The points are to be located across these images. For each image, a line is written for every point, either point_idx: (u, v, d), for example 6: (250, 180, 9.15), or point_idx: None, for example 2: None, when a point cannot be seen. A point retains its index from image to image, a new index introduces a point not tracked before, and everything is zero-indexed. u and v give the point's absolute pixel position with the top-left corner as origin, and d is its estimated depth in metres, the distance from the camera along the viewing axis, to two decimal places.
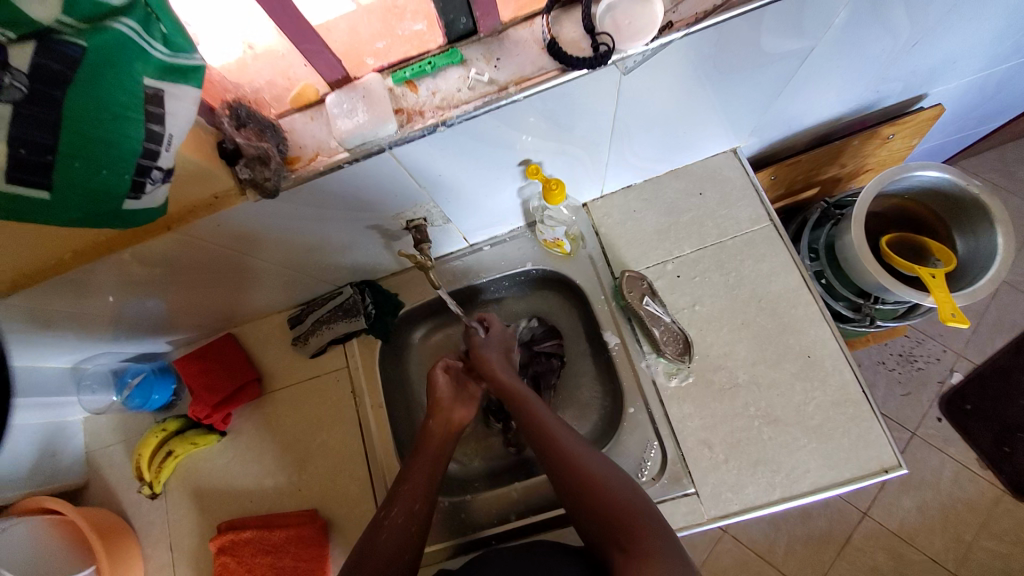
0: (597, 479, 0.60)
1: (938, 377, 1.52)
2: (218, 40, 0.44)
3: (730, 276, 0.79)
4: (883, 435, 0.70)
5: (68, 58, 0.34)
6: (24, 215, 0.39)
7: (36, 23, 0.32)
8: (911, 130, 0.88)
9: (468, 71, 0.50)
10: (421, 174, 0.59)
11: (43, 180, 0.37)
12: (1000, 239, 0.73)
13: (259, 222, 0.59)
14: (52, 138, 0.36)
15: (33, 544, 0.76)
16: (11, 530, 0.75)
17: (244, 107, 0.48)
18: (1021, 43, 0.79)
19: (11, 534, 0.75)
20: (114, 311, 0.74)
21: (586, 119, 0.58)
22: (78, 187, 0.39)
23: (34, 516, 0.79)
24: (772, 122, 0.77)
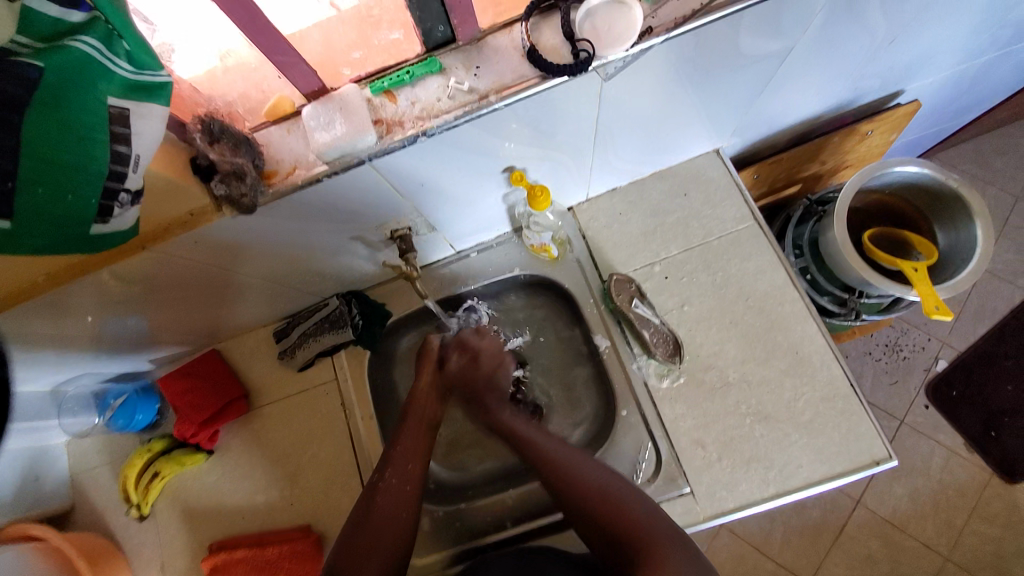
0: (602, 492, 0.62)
1: (924, 365, 1.55)
2: (193, 52, 0.44)
3: (718, 276, 0.79)
4: (872, 428, 0.71)
5: (27, 79, 0.33)
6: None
7: None
8: (889, 126, 0.89)
9: (447, 79, 0.49)
10: (404, 183, 0.58)
11: (4, 210, 0.35)
12: (979, 231, 0.74)
13: (238, 237, 0.57)
14: (12, 164, 0.34)
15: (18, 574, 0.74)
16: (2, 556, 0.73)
17: (216, 121, 0.46)
18: (994, 39, 0.80)
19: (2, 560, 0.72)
20: (93, 331, 0.72)
21: (568, 124, 0.57)
22: (42, 215, 0.37)
23: (19, 544, 0.77)
24: (754, 121, 0.78)
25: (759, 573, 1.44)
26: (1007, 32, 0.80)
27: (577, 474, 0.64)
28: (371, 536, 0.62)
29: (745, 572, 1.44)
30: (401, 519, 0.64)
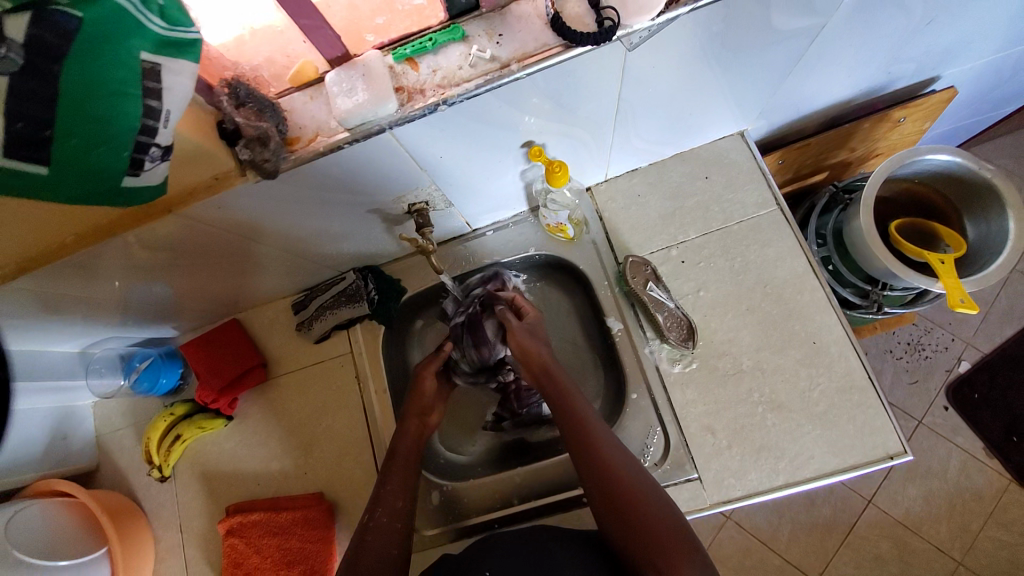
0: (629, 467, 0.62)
1: (946, 366, 1.52)
2: (221, 23, 0.42)
3: (736, 262, 0.78)
4: (889, 422, 0.70)
5: (63, 29, 0.33)
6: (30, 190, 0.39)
7: None
8: (924, 113, 0.87)
9: (470, 47, 0.49)
10: (422, 156, 0.58)
11: (42, 154, 0.37)
12: (1013, 223, 0.71)
13: (259, 209, 0.59)
14: (49, 112, 0.35)
15: (46, 522, 0.77)
16: (26, 510, 0.76)
17: (243, 86, 0.47)
18: None
19: (27, 514, 0.76)
20: (121, 297, 0.74)
21: (590, 100, 0.57)
22: (76, 162, 0.38)
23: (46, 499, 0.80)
24: (781, 104, 0.76)
25: (765, 567, 1.44)
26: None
27: (605, 449, 0.62)
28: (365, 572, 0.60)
29: (752, 566, 1.44)
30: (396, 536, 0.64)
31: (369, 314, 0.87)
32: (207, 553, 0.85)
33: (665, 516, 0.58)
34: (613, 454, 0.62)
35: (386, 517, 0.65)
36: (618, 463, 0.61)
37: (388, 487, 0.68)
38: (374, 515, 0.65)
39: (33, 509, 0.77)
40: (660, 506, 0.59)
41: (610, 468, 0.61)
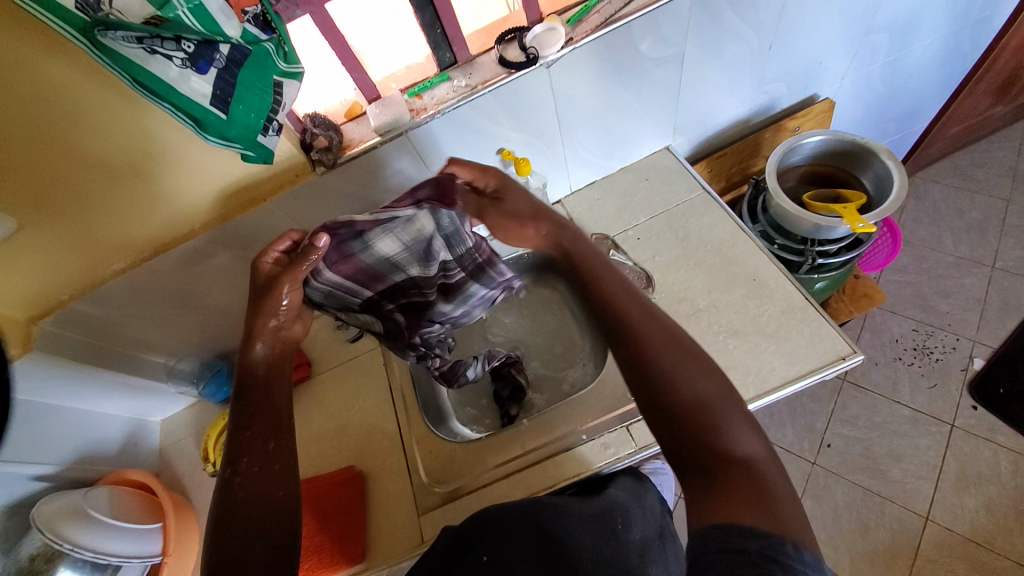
0: (690, 366, 0.59)
1: (960, 366, 1.51)
2: (314, 94, 0.78)
3: (680, 232, 0.98)
4: (832, 330, 0.81)
5: (242, 52, 0.57)
6: (200, 128, 0.59)
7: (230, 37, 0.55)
8: (813, 121, 1.13)
9: (453, 83, 0.80)
10: (429, 160, 0.86)
11: (223, 110, 0.58)
12: (890, 164, 0.92)
13: (320, 202, 0.86)
14: (229, 87, 0.57)
15: (112, 502, 0.87)
16: (98, 492, 0.87)
17: (316, 116, 0.78)
18: (875, 43, 1.05)
19: (97, 494, 0.86)
20: (209, 302, 0.98)
21: (536, 112, 0.86)
22: (238, 122, 0.60)
23: (116, 488, 0.90)
24: (689, 120, 1.04)
25: None
26: (882, 38, 1.05)
27: (658, 350, 0.60)
28: (239, 523, 0.57)
29: None
30: (277, 497, 0.60)
31: None
32: None
33: (713, 415, 0.55)
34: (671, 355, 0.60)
35: (257, 466, 0.61)
36: (677, 364, 0.59)
37: (250, 432, 0.63)
38: (240, 467, 0.61)
39: (103, 491, 0.88)
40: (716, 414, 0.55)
41: (681, 381, 0.57)
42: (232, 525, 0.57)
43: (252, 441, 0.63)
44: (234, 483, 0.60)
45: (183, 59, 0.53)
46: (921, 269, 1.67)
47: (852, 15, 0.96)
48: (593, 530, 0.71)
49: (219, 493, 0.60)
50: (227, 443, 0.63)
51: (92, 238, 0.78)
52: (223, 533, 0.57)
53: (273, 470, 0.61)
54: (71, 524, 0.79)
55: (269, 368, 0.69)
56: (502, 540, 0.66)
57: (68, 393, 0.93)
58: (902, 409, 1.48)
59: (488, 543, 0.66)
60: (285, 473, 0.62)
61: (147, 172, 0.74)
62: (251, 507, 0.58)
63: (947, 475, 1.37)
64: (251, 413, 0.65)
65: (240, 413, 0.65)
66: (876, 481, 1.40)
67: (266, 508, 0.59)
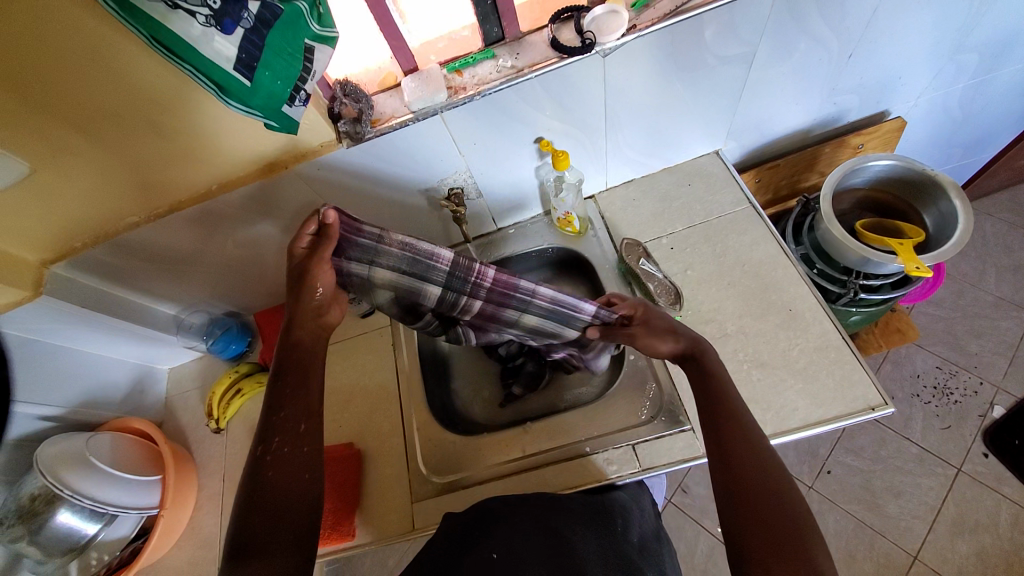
0: (760, 461, 0.60)
1: (979, 411, 1.46)
2: (347, 59, 0.72)
3: (717, 247, 0.92)
4: (866, 376, 0.76)
5: (274, 12, 0.51)
6: (223, 93, 0.54)
7: None
8: (880, 140, 1.04)
9: (498, 61, 0.73)
10: (462, 142, 0.80)
11: (247, 75, 0.53)
12: (958, 203, 0.85)
13: (343, 173, 0.81)
14: (257, 51, 0.52)
15: (114, 450, 0.88)
16: (100, 438, 0.88)
17: (348, 84, 0.72)
18: (965, 62, 0.95)
19: (100, 440, 0.87)
20: (224, 261, 0.96)
21: (583, 103, 0.79)
22: (264, 90, 0.55)
23: (120, 435, 0.91)
24: (745, 126, 0.96)
25: None
26: (973, 57, 0.94)
27: (738, 454, 0.61)
28: (273, 502, 0.59)
29: None
30: (303, 481, 0.62)
31: None
32: None
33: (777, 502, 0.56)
34: (750, 454, 0.60)
35: (287, 446, 0.63)
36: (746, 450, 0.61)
37: (283, 413, 0.65)
38: (272, 447, 0.63)
39: (106, 437, 0.89)
40: (790, 525, 0.54)
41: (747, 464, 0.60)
42: (262, 505, 0.59)
43: (284, 423, 0.64)
44: (263, 464, 0.61)
45: (207, 16, 0.48)
46: (957, 305, 1.59)
47: (947, 29, 0.86)
48: (596, 534, 0.68)
49: (249, 469, 0.62)
50: (259, 421, 0.65)
51: (106, 185, 0.75)
52: (246, 517, 0.58)
53: (302, 449, 0.64)
54: (73, 470, 0.80)
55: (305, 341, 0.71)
56: (512, 538, 0.63)
57: (81, 336, 0.92)
58: (911, 446, 1.44)
59: (497, 541, 0.63)
60: (310, 453, 0.64)
61: (166, 127, 0.69)
62: (283, 488, 0.60)
63: (945, 518, 1.35)
64: (284, 393, 0.66)
65: (275, 393, 0.66)
66: (871, 514, 1.38)
67: (294, 490, 0.61)
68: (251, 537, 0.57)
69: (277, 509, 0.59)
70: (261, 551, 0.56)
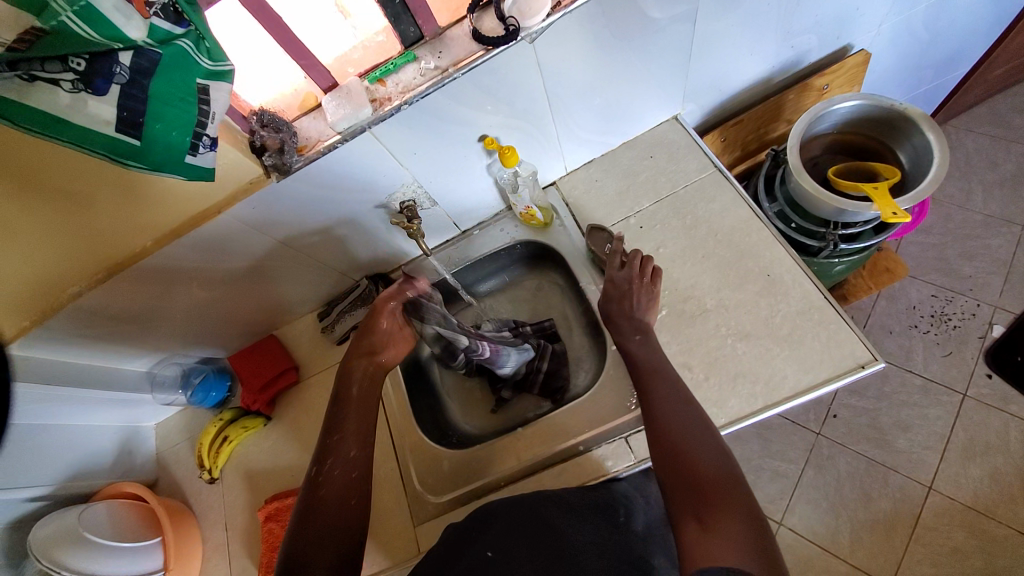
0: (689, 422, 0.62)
1: (978, 333, 1.45)
2: (254, 84, 0.66)
3: (687, 219, 0.88)
4: (853, 334, 0.74)
5: (151, 57, 0.47)
6: (119, 157, 0.51)
7: (133, 41, 0.45)
8: (845, 77, 0.99)
9: (421, 64, 0.68)
10: (401, 154, 0.76)
11: (135, 133, 0.49)
12: (931, 136, 0.81)
13: (284, 205, 0.77)
14: (142, 105, 0.49)
15: (109, 520, 0.86)
16: (93, 510, 0.86)
17: (264, 113, 0.67)
18: None
19: (94, 512, 0.86)
20: (184, 313, 0.92)
21: (522, 93, 0.74)
22: (159, 144, 0.51)
23: (115, 502, 0.90)
24: (701, 85, 0.90)
25: None
26: None
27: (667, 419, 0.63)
28: (324, 525, 0.62)
29: None
30: (353, 507, 0.65)
31: None
32: (249, 543, 0.93)
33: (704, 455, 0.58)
34: (686, 442, 0.60)
35: (341, 471, 0.66)
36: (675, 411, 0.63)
37: (337, 436, 0.69)
38: (325, 467, 0.67)
39: (102, 506, 0.87)
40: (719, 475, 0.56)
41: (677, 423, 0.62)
42: (307, 520, 0.62)
43: (337, 445, 0.68)
44: (318, 477, 0.66)
45: (74, 80, 0.43)
46: (946, 230, 1.56)
47: None
48: (596, 526, 0.66)
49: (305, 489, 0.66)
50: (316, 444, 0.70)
51: (30, 266, 0.70)
52: (297, 536, 0.61)
53: (350, 476, 0.66)
54: (67, 551, 0.78)
55: (359, 388, 0.74)
56: (509, 533, 0.61)
57: (53, 411, 0.89)
58: (914, 377, 1.43)
59: (493, 537, 0.61)
60: (358, 480, 0.66)
61: (81, 192, 0.66)
62: (332, 511, 0.63)
63: (954, 445, 1.35)
64: (341, 419, 0.71)
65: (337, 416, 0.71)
66: (881, 452, 1.38)
67: (343, 508, 0.64)
68: (296, 559, 0.59)
69: (326, 531, 0.61)
70: (299, 566, 0.58)
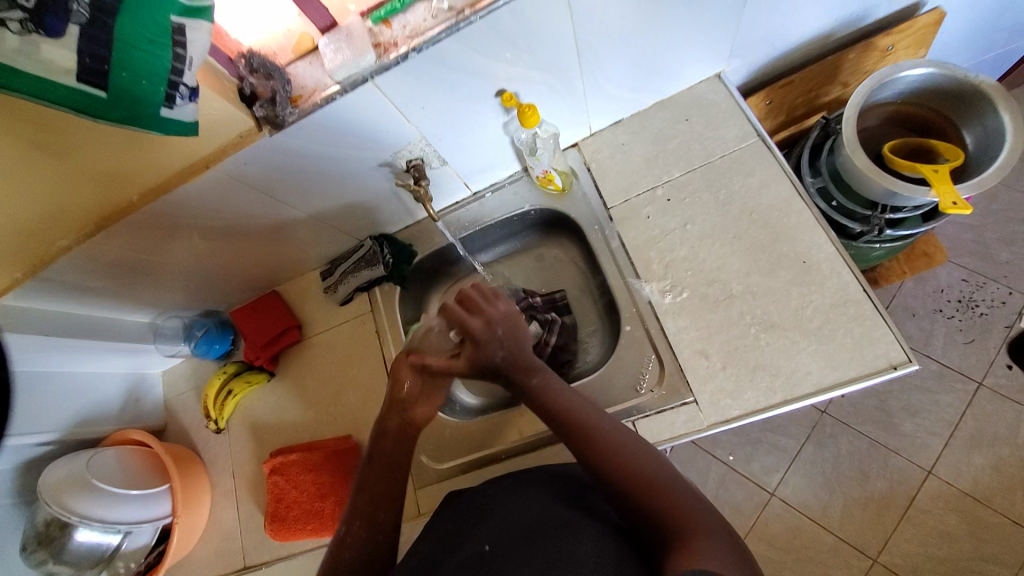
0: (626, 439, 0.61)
1: (1005, 322, 1.38)
2: (243, 21, 0.59)
3: (721, 194, 0.81)
4: (889, 332, 0.69)
5: None
6: (88, 108, 0.48)
7: None
8: (917, 39, 0.86)
9: (432, 3, 0.60)
10: (408, 109, 0.68)
11: (101, 82, 0.47)
12: (1008, 117, 0.72)
13: (281, 161, 0.70)
14: (106, 51, 0.46)
15: (119, 466, 0.88)
16: (104, 455, 0.88)
17: (255, 56, 0.60)
18: None
19: (104, 458, 0.88)
20: (181, 268, 0.88)
21: (547, 42, 0.65)
22: (127, 93, 0.49)
23: (125, 447, 0.92)
24: (752, 39, 0.79)
25: (818, 548, 1.33)
26: None
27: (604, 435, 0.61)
28: None
29: (801, 546, 1.33)
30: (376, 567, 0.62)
31: (385, 275, 0.94)
32: (255, 493, 0.95)
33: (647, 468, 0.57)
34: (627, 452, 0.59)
35: (365, 533, 0.63)
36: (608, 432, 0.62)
37: (364, 496, 0.65)
38: (350, 529, 0.63)
39: (111, 452, 0.90)
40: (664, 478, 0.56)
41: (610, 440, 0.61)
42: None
43: (363, 505, 0.65)
44: (342, 537, 0.63)
45: (25, 18, 0.41)
46: (991, 210, 1.44)
47: None
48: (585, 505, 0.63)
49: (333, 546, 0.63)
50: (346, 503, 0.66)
51: (4, 224, 0.65)
52: None
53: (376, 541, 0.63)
54: (76, 495, 0.82)
55: (394, 445, 0.69)
56: (503, 526, 0.61)
57: (55, 360, 0.89)
58: (930, 363, 1.39)
59: (491, 530, 0.61)
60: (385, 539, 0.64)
61: (54, 143, 0.59)
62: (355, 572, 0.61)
63: (961, 433, 1.33)
64: (370, 477, 0.67)
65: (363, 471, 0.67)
66: (885, 434, 1.37)
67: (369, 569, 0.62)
68: None
69: None
70: None
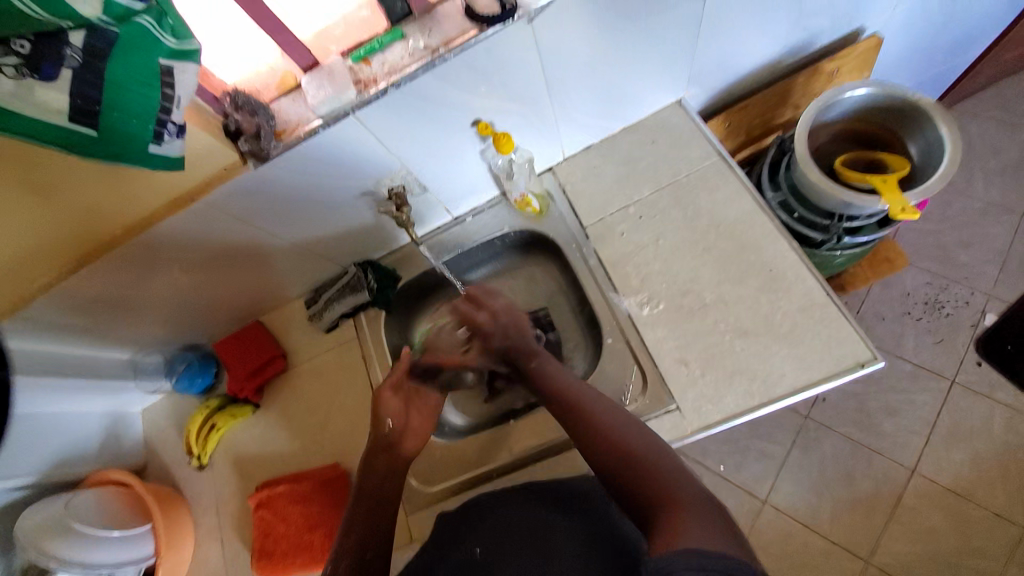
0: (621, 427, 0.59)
1: (970, 321, 1.45)
2: (228, 62, 0.62)
3: (689, 210, 0.85)
4: (854, 332, 0.73)
5: (105, 38, 0.46)
6: (81, 144, 0.51)
7: (85, 17, 0.44)
8: (858, 62, 0.94)
9: (409, 43, 0.64)
10: (389, 139, 0.71)
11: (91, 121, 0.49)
12: (944, 130, 0.79)
13: (265, 191, 0.72)
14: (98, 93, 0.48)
15: (97, 508, 0.86)
16: (79, 500, 0.85)
17: (240, 94, 0.62)
18: None
19: (80, 502, 0.85)
20: (164, 301, 0.88)
21: (518, 76, 0.70)
22: (117, 131, 0.51)
23: (104, 489, 0.89)
24: (707, 66, 0.85)
25: (811, 553, 1.33)
26: None
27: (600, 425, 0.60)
28: None
29: (794, 552, 1.34)
30: None
31: (369, 300, 0.96)
32: (240, 529, 0.93)
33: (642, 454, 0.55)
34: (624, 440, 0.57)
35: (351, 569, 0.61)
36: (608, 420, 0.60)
37: (353, 535, 0.64)
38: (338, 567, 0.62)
39: (89, 495, 0.87)
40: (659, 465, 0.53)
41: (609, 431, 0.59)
42: None
43: (350, 546, 0.63)
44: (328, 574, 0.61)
45: (20, 63, 0.44)
46: (944, 216, 1.54)
47: None
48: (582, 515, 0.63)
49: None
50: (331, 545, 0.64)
51: None
52: None
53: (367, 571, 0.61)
54: (54, 539, 0.79)
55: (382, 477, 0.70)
56: (498, 537, 0.61)
57: (32, 401, 0.87)
58: (904, 364, 1.44)
59: (482, 536, 0.62)
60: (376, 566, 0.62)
61: (41, 181, 0.61)
62: None
63: (939, 430, 1.37)
64: (356, 513, 0.66)
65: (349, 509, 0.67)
66: (865, 433, 1.40)
67: None
68: None
69: None
70: None
